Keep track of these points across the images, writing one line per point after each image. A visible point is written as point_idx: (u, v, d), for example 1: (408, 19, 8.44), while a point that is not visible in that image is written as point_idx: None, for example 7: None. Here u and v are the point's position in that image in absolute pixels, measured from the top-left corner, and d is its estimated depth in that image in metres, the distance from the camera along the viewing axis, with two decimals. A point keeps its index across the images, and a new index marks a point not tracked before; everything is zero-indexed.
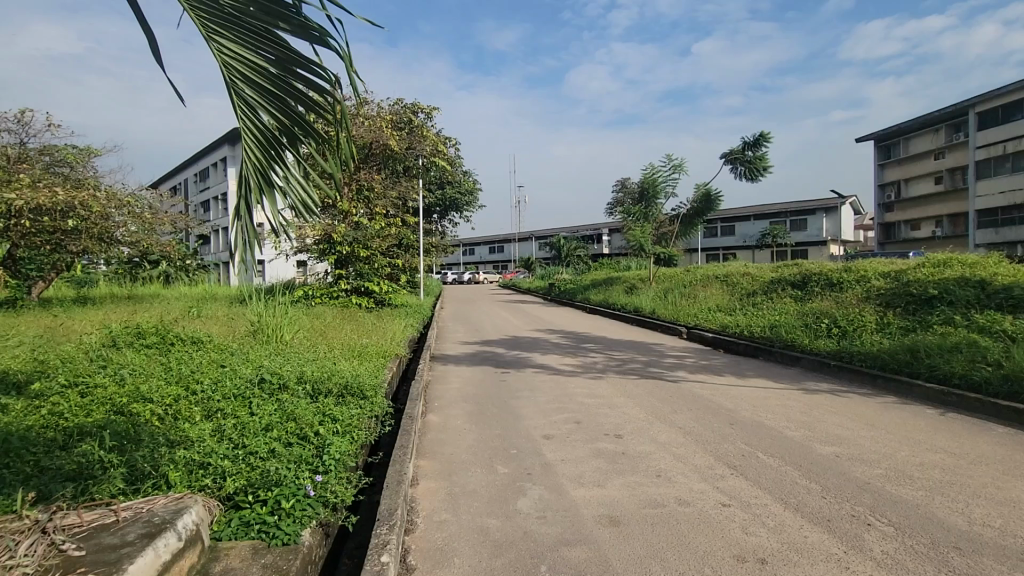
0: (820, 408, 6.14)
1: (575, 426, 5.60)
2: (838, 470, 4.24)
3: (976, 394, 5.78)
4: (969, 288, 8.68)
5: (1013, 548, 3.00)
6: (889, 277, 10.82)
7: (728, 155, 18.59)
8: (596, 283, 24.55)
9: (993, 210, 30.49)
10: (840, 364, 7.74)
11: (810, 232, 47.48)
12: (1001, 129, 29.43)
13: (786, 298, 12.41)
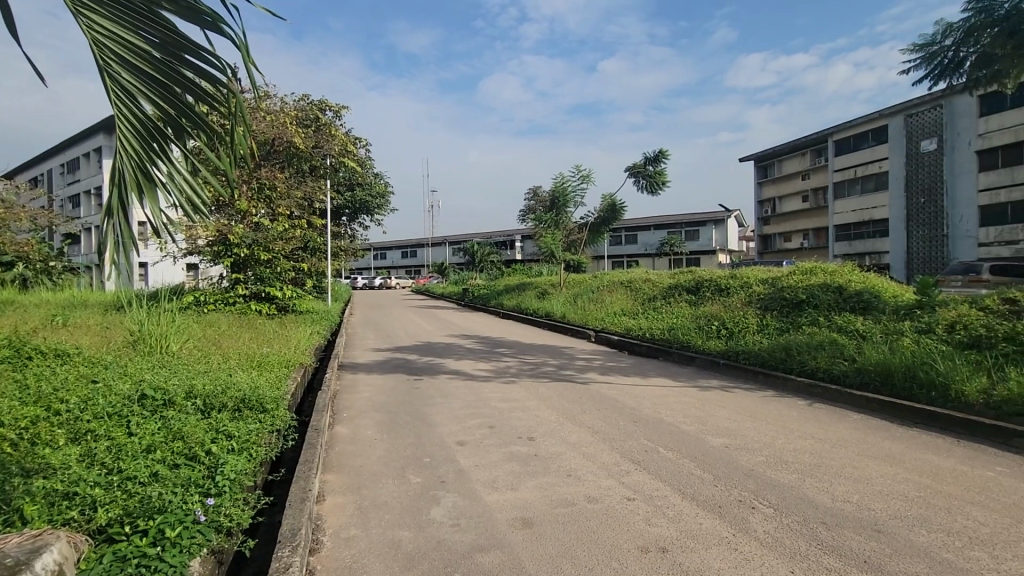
0: (711, 403, 6.70)
1: (489, 430, 5.63)
2: (727, 459, 4.64)
3: (837, 385, 6.63)
4: (829, 292, 9.91)
5: (866, 519, 3.46)
6: (767, 283, 12.07)
7: (631, 169, 19.81)
8: (509, 289, 24.96)
9: (847, 226, 35.15)
10: (727, 362, 8.51)
11: (703, 242, 51.71)
12: (854, 155, 34.07)
13: (682, 302, 13.42)
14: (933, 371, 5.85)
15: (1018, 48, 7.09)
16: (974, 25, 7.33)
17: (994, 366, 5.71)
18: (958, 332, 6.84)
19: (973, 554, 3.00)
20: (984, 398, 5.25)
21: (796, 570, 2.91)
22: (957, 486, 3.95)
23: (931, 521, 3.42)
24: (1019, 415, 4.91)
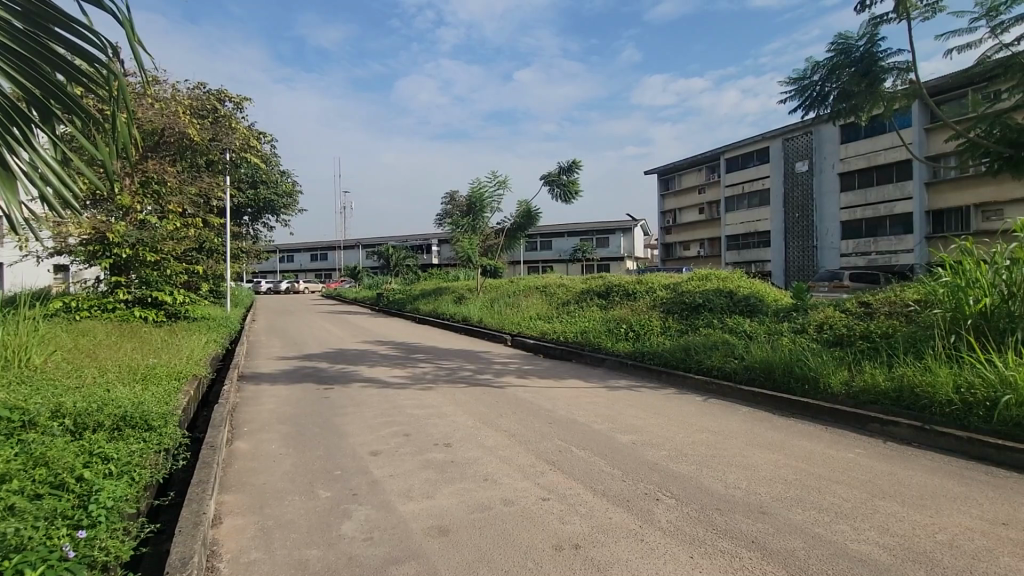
0: (620, 402, 7.06)
1: (404, 438, 5.51)
2: (634, 455, 4.91)
3: (728, 381, 7.27)
4: (722, 296, 10.85)
5: (753, 502, 3.83)
6: (669, 288, 12.96)
7: (546, 177, 20.39)
8: (425, 293, 24.61)
9: (736, 236, 38.38)
10: (634, 362, 9.01)
11: (612, 249, 54.39)
12: (742, 173, 37.58)
13: (594, 306, 14.02)
14: (806, 366, 6.61)
15: (868, 85, 8.38)
16: (836, 64, 8.63)
17: (854, 360, 6.57)
18: (825, 331, 7.78)
19: (839, 527, 3.43)
20: (847, 388, 6.02)
21: (695, 554, 3.15)
22: (826, 467, 4.49)
23: (805, 500, 3.85)
24: (872, 402, 5.69)
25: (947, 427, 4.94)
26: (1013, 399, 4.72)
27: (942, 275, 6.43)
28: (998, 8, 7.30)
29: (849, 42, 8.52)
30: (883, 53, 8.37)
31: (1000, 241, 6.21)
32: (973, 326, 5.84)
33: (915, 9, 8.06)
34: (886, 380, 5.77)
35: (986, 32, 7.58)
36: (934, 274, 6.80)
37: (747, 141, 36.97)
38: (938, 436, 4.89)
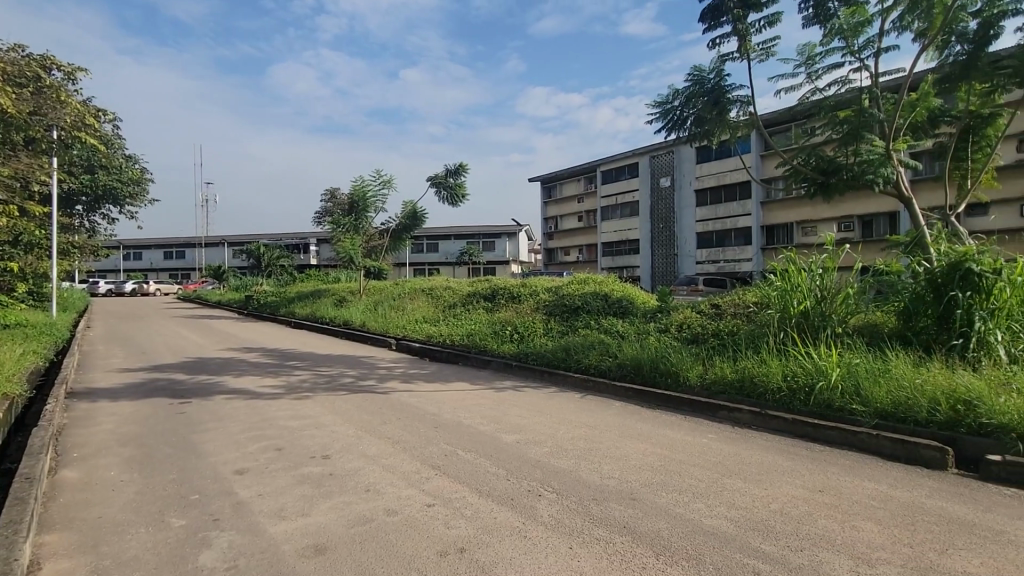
0: (505, 402, 7.21)
1: (276, 453, 5.09)
2: (518, 453, 5.05)
3: (604, 378, 7.80)
4: (599, 299, 11.62)
5: (625, 490, 4.14)
6: (551, 291, 13.56)
7: (432, 179, 20.22)
8: (301, 295, 22.99)
9: (611, 243, 41.29)
10: (518, 363, 9.28)
11: (498, 253, 55.53)
12: (615, 185, 40.63)
13: (480, 309, 14.17)
14: (669, 361, 7.32)
15: (719, 113, 9.56)
16: (692, 92, 9.73)
17: (707, 355, 7.43)
18: (685, 330, 8.71)
19: (695, 506, 3.84)
20: (701, 380, 6.79)
21: (574, 545, 3.32)
22: (685, 453, 5.01)
23: (668, 484, 4.26)
24: (721, 392, 6.49)
25: (777, 410, 5.79)
26: (824, 384, 5.67)
27: (773, 280, 7.52)
28: (813, 57, 8.77)
29: (702, 74, 9.66)
30: (729, 86, 9.59)
31: (815, 252, 7.44)
32: (795, 324, 6.93)
33: (753, 51, 9.37)
34: (731, 372, 6.60)
35: (805, 76, 9.06)
36: (767, 280, 7.92)
37: (619, 156, 40.07)
38: (771, 419, 5.71)
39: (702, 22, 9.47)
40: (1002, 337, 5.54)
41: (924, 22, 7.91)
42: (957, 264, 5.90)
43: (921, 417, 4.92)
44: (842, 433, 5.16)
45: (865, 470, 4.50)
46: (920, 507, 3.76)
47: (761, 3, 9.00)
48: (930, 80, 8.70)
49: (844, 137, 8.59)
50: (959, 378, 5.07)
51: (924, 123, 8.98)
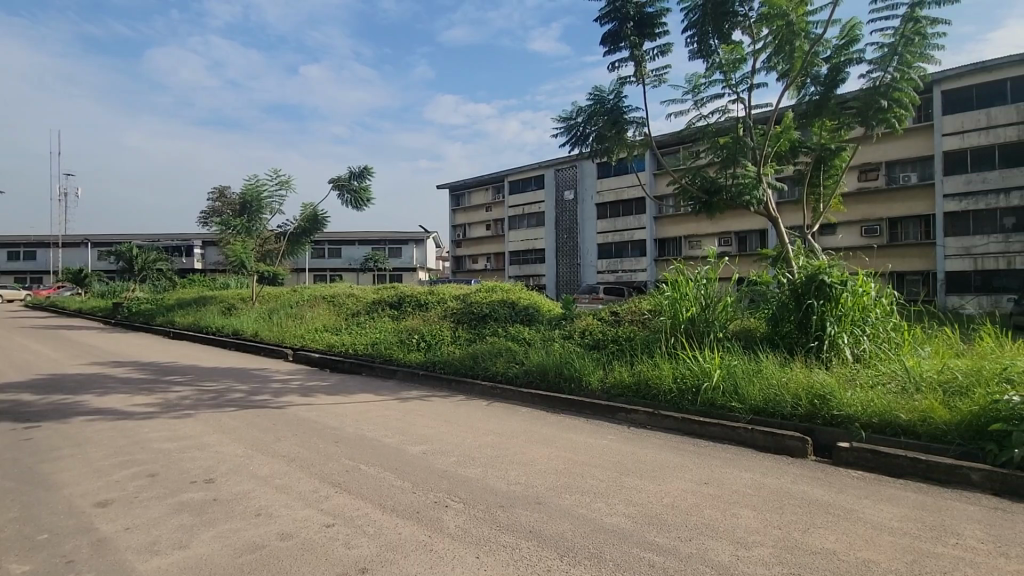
0: (412, 413, 7.03)
1: (149, 480, 4.53)
2: (425, 465, 4.96)
3: (511, 385, 7.92)
4: (505, 306, 11.78)
5: (531, 495, 4.22)
6: (459, 299, 13.52)
7: (334, 181, 19.35)
8: (182, 303, 20.78)
9: (518, 252, 42.11)
10: (425, 373, 9.14)
11: (404, 259, 54.35)
12: (522, 195, 41.60)
13: (385, 317, 13.75)
14: (572, 367, 7.60)
15: (618, 131, 10.17)
16: (594, 110, 10.28)
17: (607, 360, 7.82)
18: (587, 336, 9.11)
19: (598, 505, 4.01)
20: (602, 384, 7.14)
21: (481, 554, 3.32)
22: (587, 455, 5.22)
23: (572, 486, 4.41)
24: (620, 394, 6.86)
25: (669, 411, 6.24)
26: (709, 384, 6.21)
27: (665, 289, 8.12)
28: (698, 87, 9.66)
29: (603, 94, 10.25)
30: (627, 107, 10.26)
31: (700, 264, 8.15)
32: (684, 330, 7.53)
33: (648, 77, 10.12)
34: (629, 376, 7.00)
35: (692, 103, 9.94)
36: (659, 289, 8.54)
37: (526, 167, 41.14)
38: (664, 418, 6.14)
39: (603, 46, 10.07)
40: (847, 339, 6.44)
41: (787, 64, 9.00)
42: (813, 276, 6.77)
43: (787, 412, 5.57)
44: (723, 429, 5.68)
45: (742, 462, 4.99)
46: (787, 492, 4.24)
47: (655, 33, 9.76)
48: (791, 116, 9.82)
49: (724, 160, 9.52)
50: (815, 375, 5.81)
51: (788, 152, 10.23)
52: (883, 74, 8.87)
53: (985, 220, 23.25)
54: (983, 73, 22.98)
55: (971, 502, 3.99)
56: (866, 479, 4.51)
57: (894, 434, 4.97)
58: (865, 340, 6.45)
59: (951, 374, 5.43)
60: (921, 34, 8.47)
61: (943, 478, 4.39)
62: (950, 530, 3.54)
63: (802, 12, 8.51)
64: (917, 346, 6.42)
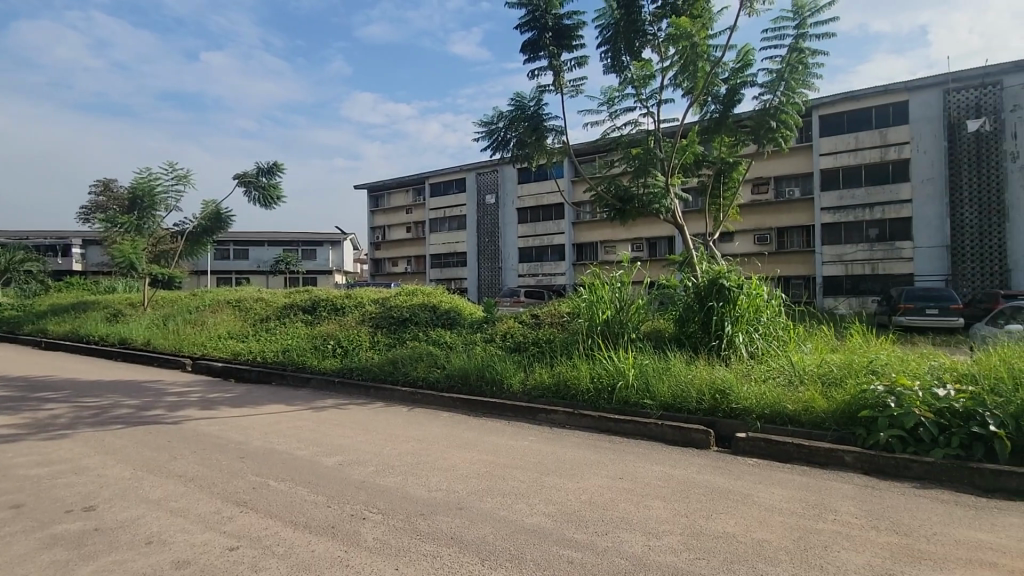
0: (327, 422, 6.71)
1: (12, 513, 3.94)
2: (341, 476, 4.75)
3: (431, 390, 7.82)
4: (426, 310, 11.59)
5: (452, 501, 4.18)
6: (377, 302, 13.12)
7: (239, 177, 18.05)
8: (57, 309, 18.37)
9: (439, 255, 41.67)
10: (342, 380, 8.78)
11: (319, 261, 51.83)
12: (443, 198, 41.26)
13: (298, 322, 13.03)
14: (493, 369, 7.64)
15: (537, 138, 10.38)
16: (514, 116, 10.44)
17: (528, 362, 7.95)
18: (508, 339, 9.20)
19: (519, 506, 4.06)
20: (523, 386, 7.25)
21: (400, 565, 3.23)
22: (508, 457, 5.27)
23: (493, 489, 4.43)
24: (540, 396, 7.01)
25: (586, 410, 6.47)
26: (624, 383, 6.51)
27: (582, 292, 8.42)
28: (613, 99, 10.13)
29: (523, 101, 10.44)
30: (546, 114, 10.51)
31: (614, 269, 8.55)
32: (600, 331, 7.85)
33: (566, 86, 10.45)
34: (548, 377, 7.16)
35: (606, 114, 10.39)
36: (577, 292, 8.84)
37: (447, 169, 40.85)
38: (581, 417, 6.35)
39: (523, 54, 10.26)
40: (743, 338, 7.04)
41: (691, 82, 9.71)
42: (714, 280, 7.33)
43: (693, 406, 5.99)
44: (636, 425, 5.97)
45: (654, 455, 5.27)
46: (692, 482, 4.55)
47: (573, 45, 10.09)
48: (695, 131, 10.57)
49: (636, 170, 10.05)
50: (717, 371, 6.28)
51: (692, 164, 11.00)
52: (773, 98, 9.81)
53: (854, 231, 26.41)
54: (852, 102, 26.18)
55: (845, 481, 4.51)
56: (760, 466, 4.95)
57: (783, 423, 5.49)
58: (758, 338, 7.08)
59: (828, 368, 6.10)
60: (804, 63, 9.46)
61: (823, 461, 4.92)
62: (829, 508, 3.97)
63: (704, 36, 9.19)
64: (800, 343, 7.15)
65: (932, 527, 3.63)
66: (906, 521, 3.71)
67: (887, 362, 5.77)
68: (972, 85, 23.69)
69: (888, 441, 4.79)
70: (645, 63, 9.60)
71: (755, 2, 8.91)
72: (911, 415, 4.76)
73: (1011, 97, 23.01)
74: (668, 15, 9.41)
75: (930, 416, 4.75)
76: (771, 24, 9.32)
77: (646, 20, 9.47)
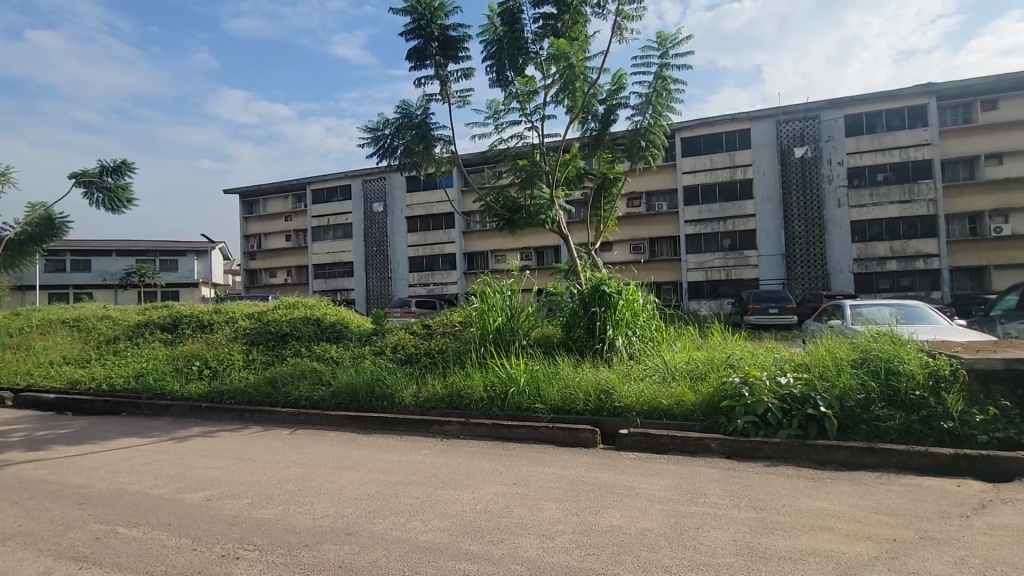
0: (192, 454, 5.96)
1: None
2: (211, 513, 4.25)
3: (316, 410, 7.32)
4: (309, 323, 10.80)
5: (341, 527, 3.93)
6: (252, 317, 12.01)
7: (77, 177, 15.58)
8: None
9: (323, 265, 39.39)
10: (211, 405, 7.88)
11: (181, 273, 46.29)
12: (327, 205, 39.15)
13: (155, 342, 11.46)
14: (383, 384, 7.34)
15: (425, 147, 10.27)
16: (401, 124, 10.27)
17: (420, 373, 7.78)
18: (399, 351, 8.91)
19: (414, 524, 3.93)
20: (415, 399, 7.07)
21: None
22: (401, 473, 5.10)
23: (385, 509, 4.24)
24: (433, 407, 6.89)
25: (480, 419, 6.48)
26: (516, 390, 6.63)
27: (473, 301, 8.46)
28: (498, 112, 10.36)
29: (410, 109, 10.30)
30: (434, 124, 10.45)
31: (505, 277, 8.73)
32: (492, 340, 7.93)
33: (453, 97, 10.50)
34: (442, 388, 7.06)
35: (493, 127, 10.61)
36: (469, 301, 8.85)
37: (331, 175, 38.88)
38: (476, 426, 6.34)
39: (409, 61, 10.14)
40: (622, 340, 7.55)
41: (572, 101, 10.27)
42: (596, 287, 7.80)
43: (580, 407, 6.27)
44: (528, 430, 6.11)
45: (546, 458, 5.43)
46: (582, 481, 4.75)
47: (458, 56, 10.17)
48: (577, 146, 11.16)
49: (523, 181, 10.32)
50: (600, 373, 6.65)
51: (575, 178, 11.57)
52: (644, 119, 10.71)
53: (713, 241, 29.73)
54: (707, 127, 29.60)
55: (712, 466, 5.01)
56: (640, 459, 5.32)
57: (659, 417, 5.97)
58: (636, 340, 7.64)
59: (695, 364, 6.76)
60: (667, 89, 10.47)
61: (693, 450, 5.42)
62: (699, 492, 4.38)
63: (581, 58, 9.76)
64: (672, 342, 7.83)
65: (781, 500, 4.17)
66: (761, 497, 4.22)
67: (741, 356, 6.54)
68: (797, 117, 27.94)
69: (744, 427, 5.42)
70: (528, 80, 9.86)
71: (624, 30, 9.69)
72: (761, 403, 5.43)
73: (826, 129, 27.54)
74: (548, 35, 9.90)
75: (776, 402, 5.46)
76: (639, 51, 10.20)
77: (529, 39, 9.86)
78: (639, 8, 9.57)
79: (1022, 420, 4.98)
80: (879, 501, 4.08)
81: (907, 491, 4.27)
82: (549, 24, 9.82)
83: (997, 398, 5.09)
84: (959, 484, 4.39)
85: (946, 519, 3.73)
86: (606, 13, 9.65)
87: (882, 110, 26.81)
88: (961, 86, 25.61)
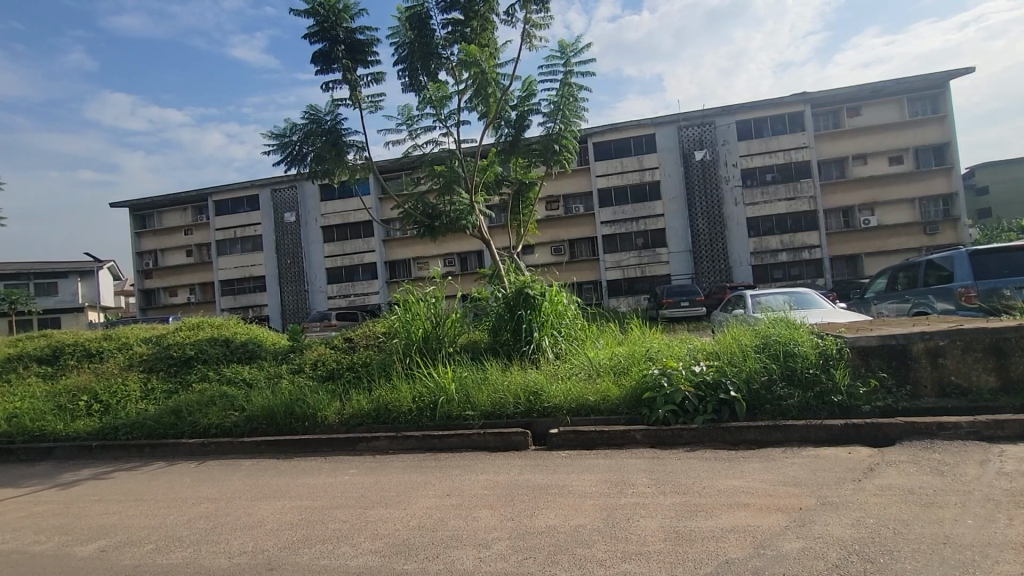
0: (82, 500, 5.26)
1: None
2: (106, 566, 3.76)
3: (228, 439, 6.77)
4: (216, 344, 9.84)
5: (261, 562, 3.63)
6: (150, 342, 10.87)
7: None
8: None
9: (230, 280, 36.71)
10: (103, 444, 7.04)
11: (62, 297, 41.14)
12: (232, 217, 36.45)
13: (29, 377, 10.03)
14: (304, 403, 6.91)
15: (337, 154, 9.83)
16: (310, 130, 9.80)
17: (343, 390, 7.41)
18: (318, 368, 8.40)
19: (343, 550, 3.73)
20: (339, 417, 6.73)
21: None
22: (327, 497, 4.82)
23: (311, 536, 3.99)
24: (360, 424, 6.61)
25: (409, 431, 6.30)
26: (445, 399, 6.49)
27: (397, 311, 8.22)
28: (412, 118, 10.18)
29: (318, 114, 9.86)
30: (345, 130, 10.07)
31: (427, 284, 8.55)
32: (418, 349, 7.75)
33: (363, 102, 10.18)
34: (367, 403, 6.77)
35: (408, 133, 10.40)
36: (392, 310, 8.58)
37: (235, 184, 36.32)
38: (405, 439, 6.16)
39: (314, 65, 9.71)
40: (548, 341, 7.67)
41: (485, 107, 10.34)
42: (520, 290, 7.90)
43: (510, 411, 6.30)
44: (459, 439, 6.02)
45: (479, 465, 5.38)
46: (515, 484, 4.75)
47: (368, 60, 9.87)
48: (495, 151, 11.18)
49: (442, 187, 10.25)
50: (529, 374, 6.71)
51: (493, 183, 11.59)
52: (555, 125, 11.00)
53: (628, 240, 31.17)
54: (616, 132, 31.05)
55: (638, 457, 5.21)
56: (569, 456, 5.43)
57: (587, 413, 6.12)
58: (561, 339, 7.77)
59: (618, 359, 7.02)
60: (574, 96, 10.86)
61: (620, 442, 5.61)
62: (628, 483, 4.53)
63: (492, 64, 9.80)
64: (596, 339, 8.05)
65: (702, 483, 4.42)
66: (684, 481, 4.45)
67: (658, 350, 6.87)
68: (696, 123, 30.00)
69: (665, 416, 5.69)
70: (441, 84, 9.78)
71: (533, 38, 9.91)
72: (679, 392, 5.74)
73: (721, 134, 29.86)
74: (458, 41, 9.90)
75: (691, 390, 5.79)
76: (545, 60, 10.49)
77: (439, 44, 9.77)
78: (546, 17, 9.83)
79: (897, 389, 5.64)
80: (785, 474, 4.46)
81: (808, 462, 4.69)
82: (457, 30, 9.82)
83: (876, 370, 5.73)
84: (850, 452, 4.89)
85: (842, 485, 4.13)
86: (514, 21, 9.81)
87: (767, 116, 29.53)
88: (831, 95, 28.79)
